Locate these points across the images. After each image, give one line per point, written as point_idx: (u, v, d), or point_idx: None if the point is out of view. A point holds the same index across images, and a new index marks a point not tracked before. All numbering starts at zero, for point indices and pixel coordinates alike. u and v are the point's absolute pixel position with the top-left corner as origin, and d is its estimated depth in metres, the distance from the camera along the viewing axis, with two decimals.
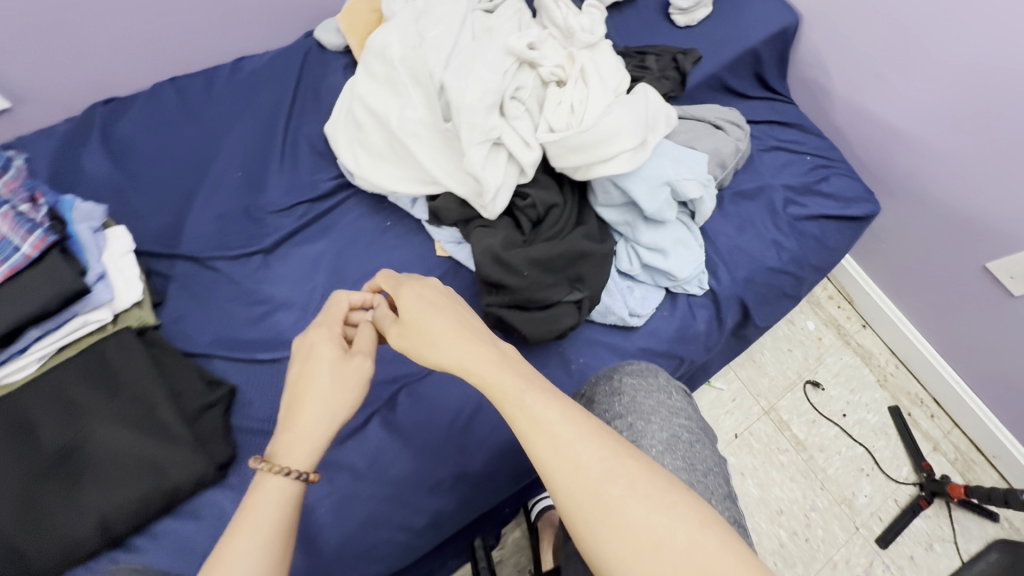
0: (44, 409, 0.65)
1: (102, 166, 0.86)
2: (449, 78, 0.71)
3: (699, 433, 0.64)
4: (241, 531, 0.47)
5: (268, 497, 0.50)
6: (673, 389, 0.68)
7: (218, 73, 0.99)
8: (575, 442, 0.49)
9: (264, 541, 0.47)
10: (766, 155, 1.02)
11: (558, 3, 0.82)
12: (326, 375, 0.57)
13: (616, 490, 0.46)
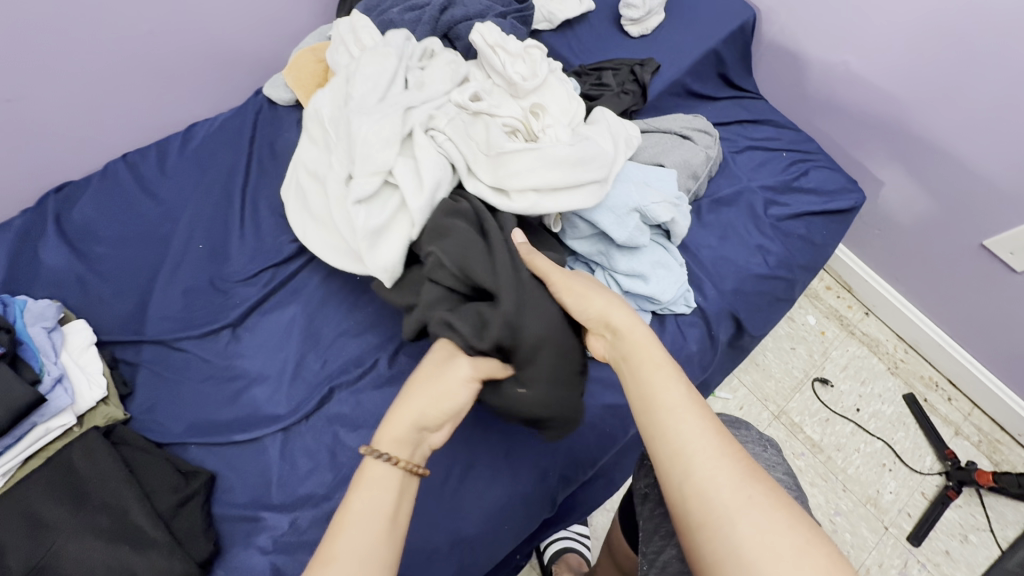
0: (10, 529, 0.62)
1: (59, 256, 0.83)
2: (356, 125, 0.70)
3: (797, 490, 0.60)
4: (346, 528, 0.44)
5: (373, 492, 0.47)
6: (767, 443, 0.66)
7: (171, 144, 0.96)
8: (701, 443, 0.45)
9: (374, 534, 0.44)
10: (740, 157, 0.98)
11: (497, 49, 0.78)
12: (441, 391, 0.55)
13: (736, 507, 0.41)
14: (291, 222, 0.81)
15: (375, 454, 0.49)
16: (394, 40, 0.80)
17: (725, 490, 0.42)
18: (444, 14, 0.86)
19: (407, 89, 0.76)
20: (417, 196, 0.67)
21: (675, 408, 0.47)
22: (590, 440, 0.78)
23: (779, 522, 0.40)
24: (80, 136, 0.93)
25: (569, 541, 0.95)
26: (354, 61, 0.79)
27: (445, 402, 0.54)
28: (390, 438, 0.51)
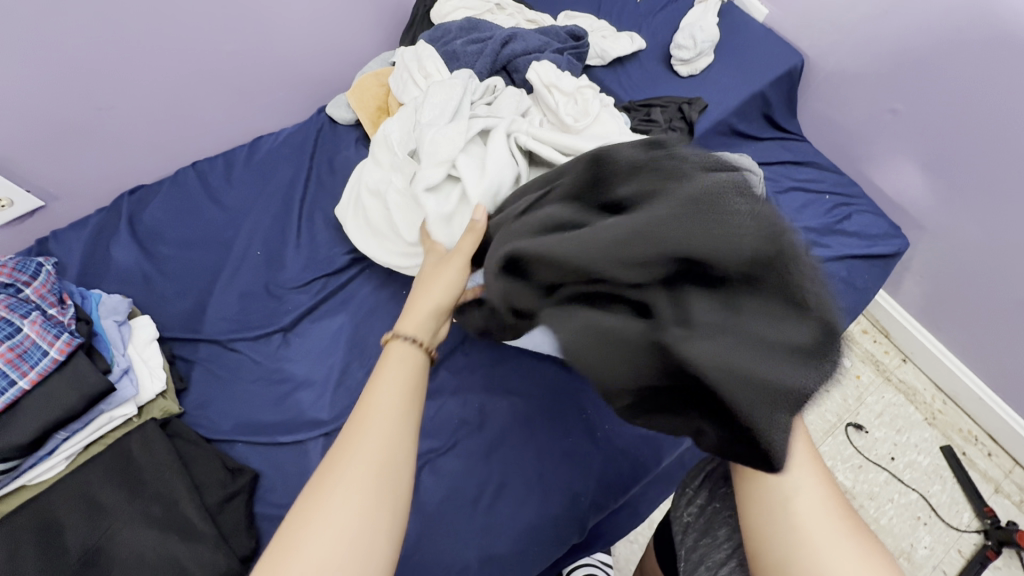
0: (71, 510, 0.65)
1: (130, 254, 0.89)
2: (424, 133, 0.75)
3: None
4: (368, 420, 0.45)
5: (401, 368, 0.50)
6: None
7: (237, 155, 1.02)
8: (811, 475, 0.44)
9: (392, 428, 0.45)
10: (783, 197, 0.99)
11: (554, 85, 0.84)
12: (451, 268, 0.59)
13: (841, 547, 0.40)
14: (348, 232, 0.86)
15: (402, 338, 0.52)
16: (460, 75, 0.84)
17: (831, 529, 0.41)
18: (505, 48, 0.90)
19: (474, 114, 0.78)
20: (477, 184, 0.67)
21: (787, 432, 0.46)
22: (623, 468, 0.79)
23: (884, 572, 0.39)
24: (156, 143, 0.99)
25: (592, 568, 0.95)
26: (426, 90, 0.84)
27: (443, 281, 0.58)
28: (409, 321, 0.54)
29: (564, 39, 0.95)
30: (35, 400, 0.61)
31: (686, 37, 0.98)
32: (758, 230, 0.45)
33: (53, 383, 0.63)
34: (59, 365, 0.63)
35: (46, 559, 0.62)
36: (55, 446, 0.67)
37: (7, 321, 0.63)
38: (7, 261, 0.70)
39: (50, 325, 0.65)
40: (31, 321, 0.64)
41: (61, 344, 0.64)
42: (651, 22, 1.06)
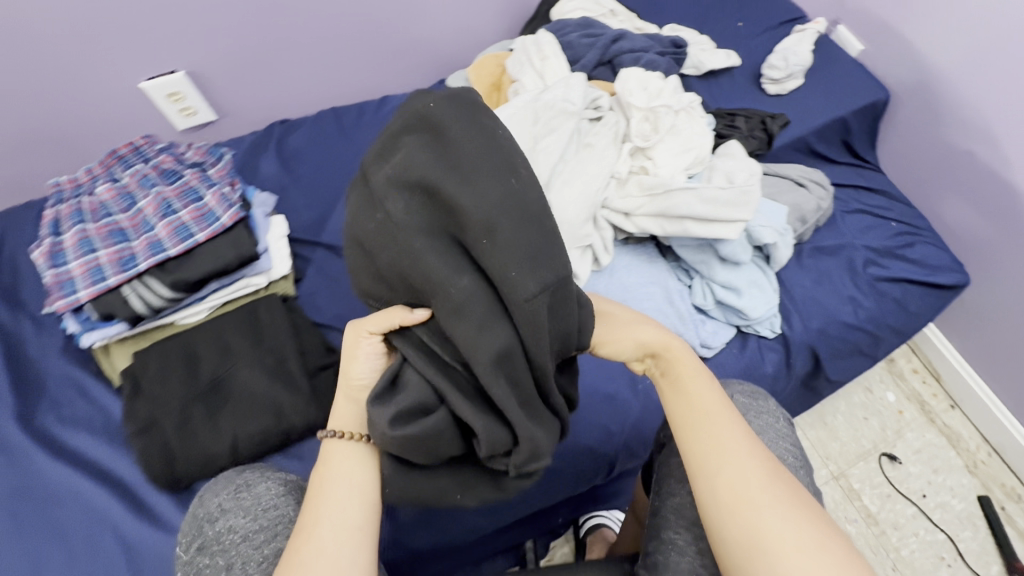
0: (207, 348, 0.81)
1: (274, 169, 1.07)
2: (555, 202, 0.85)
3: (803, 463, 0.66)
4: (327, 492, 0.54)
5: (337, 467, 0.55)
6: (780, 415, 0.70)
7: (368, 107, 1.20)
8: (731, 443, 0.54)
9: (350, 494, 0.54)
10: (849, 216, 1.05)
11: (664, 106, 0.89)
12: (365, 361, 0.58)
13: (765, 502, 0.50)
14: None
15: (327, 435, 0.56)
16: (576, 94, 0.90)
17: (757, 489, 0.50)
18: (613, 45, 1.03)
19: (586, 153, 0.88)
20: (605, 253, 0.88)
21: (716, 420, 0.56)
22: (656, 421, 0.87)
23: (793, 508, 0.49)
24: (306, 87, 1.19)
25: (602, 519, 1.03)
26: (545, 98, 0.89)
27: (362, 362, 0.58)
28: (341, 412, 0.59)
29: (667, 45, 1.07)
30: (204, 251, 0.78)
31: (779, 59, 1.07)
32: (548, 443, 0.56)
33: (220, 242, 0.79)
34: (226, 229, 0.80)
35: (186, 379, 0.78)
36: (205, 295, 0.84)
37: (195, 189, 0.81)
38: (203, 146, 0.89)
39: (225, 198, 0.81)
40: (212, 193, 0.82)
41: (229, 214, 0.80)
42: (749, 43, 1.16)
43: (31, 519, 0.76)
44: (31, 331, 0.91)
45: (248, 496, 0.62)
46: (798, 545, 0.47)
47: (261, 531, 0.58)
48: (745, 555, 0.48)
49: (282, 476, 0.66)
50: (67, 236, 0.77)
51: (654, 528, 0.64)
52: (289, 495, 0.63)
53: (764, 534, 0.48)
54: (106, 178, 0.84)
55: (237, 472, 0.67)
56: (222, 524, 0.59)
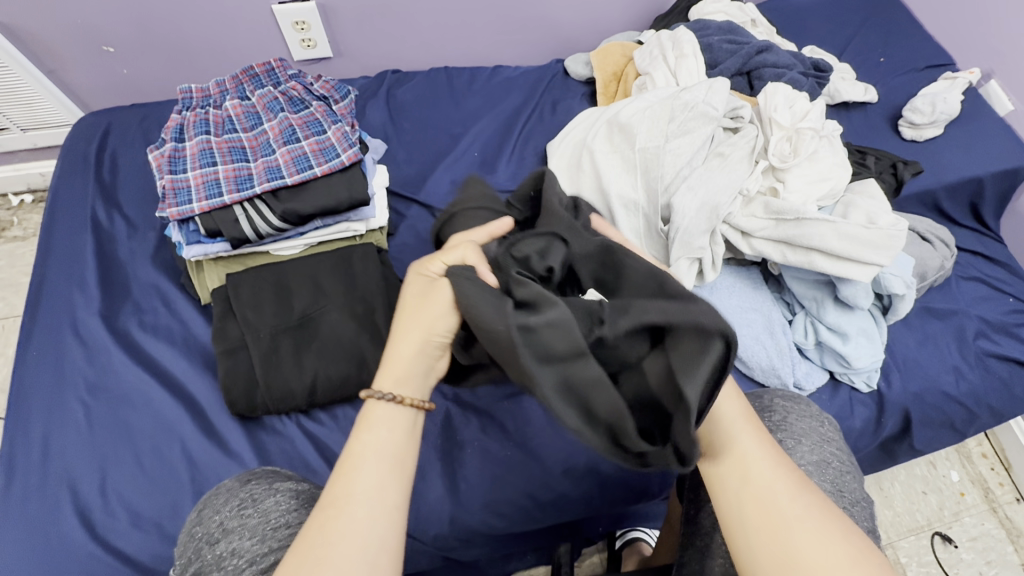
0: (300, 283, 0.79)
1: (380, 118, 1.05)
2: (676, 204, 0.81)
3: (852, 468, 0.62)
4: (353, 468, 0.50)
5: (376, 433, 0.52)
6: (825, 420, 0.66)
7: (481, 71, 1.15)
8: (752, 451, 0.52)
9: (376, 474, 0.50)
10: (965, 283, 0.97)
11: (809, 129, 0.84)
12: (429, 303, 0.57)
13: (768, 469, 0.50)
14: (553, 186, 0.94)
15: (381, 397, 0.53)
16: (718, 99, 0.86)
17: (757, 456, 0.51)
18: (757, 56, 0.99)
19: (716, 162, 0.84)
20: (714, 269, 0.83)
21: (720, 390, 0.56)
22: None
23: (793, 477, 0.50)
24: (423, 40, 1.16)
25: (640, 532, 0.97)
26: (686, 98, 0.86)
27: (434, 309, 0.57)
28: (386, 377, 0.55)
29: (809, 67, 1.02)
30: (319, 187, 0.76)
31: (925, 103, 1.01)
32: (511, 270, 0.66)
33: (335, 180, 0.77)
34: (343, 168, 0.78)
35: (277, 309, 0.77)
36: (306, 231, 0.81)
37: (320, 123, 0.81)
38: (330, 80, 0.89)
39: (346, 137, 0.80)
40: (335, 129, 0.80)
41: (349, 154, 0.79)
42: (889, 82, 1.10)
43: (104, 416, 0.76)
44: (123, 231, 0.90)
45: (254, 514, 0.52)
46: (804, 516, 0.47)
47: (271, 555, 0.49)
48: (755, 526, 0.48)
49: (294, 485, 0.57)
50: (189, 146, 0.78)
51: (689, 538, 0.61)
52: (303, 510, 0.54)
53: (769, 503, 0.49)
54: (235, 94, 0.86)
55: (243, 478, 0.57)
56: (224, 547, 0.50)
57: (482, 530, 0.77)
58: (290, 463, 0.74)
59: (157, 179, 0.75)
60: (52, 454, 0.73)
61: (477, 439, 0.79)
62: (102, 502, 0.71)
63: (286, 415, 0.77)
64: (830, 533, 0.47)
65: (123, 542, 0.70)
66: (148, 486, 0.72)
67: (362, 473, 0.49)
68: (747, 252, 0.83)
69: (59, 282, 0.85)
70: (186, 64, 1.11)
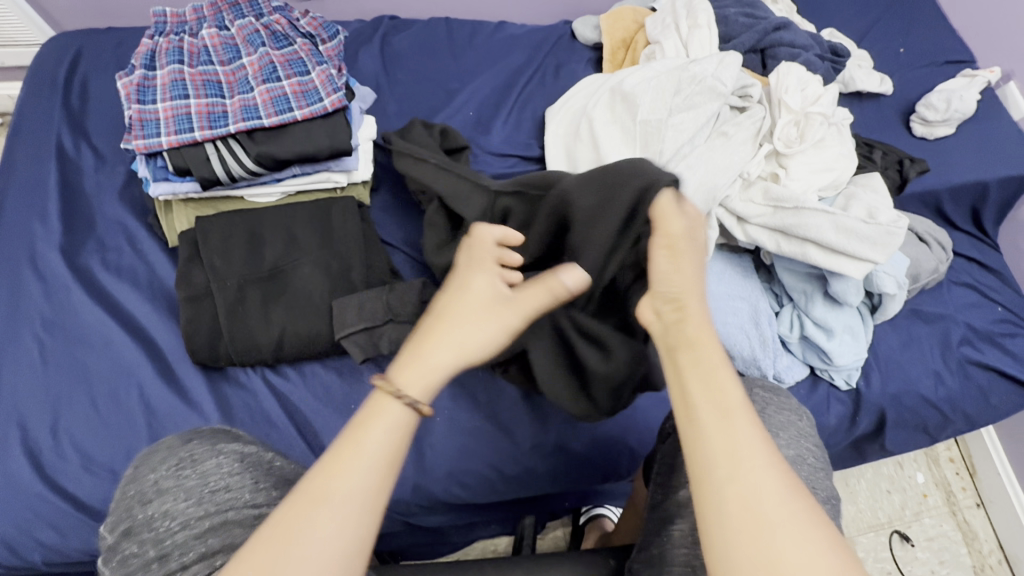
0: (273, 233, 0.75)
1: (373, 66, 0.99)
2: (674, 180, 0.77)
3: (824, 466, 0.59)
4: (354, 464, 0.42)
5: (383, 429, 0.44)
6: (803, 415, 0.64)
7: (484, 26, 1.09)
8: (749, 450, 0.43)
9: (374, 479, 0.42)
10: (956, 288, 0.96)
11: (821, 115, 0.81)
12: (477, 310, 0.51)
13: (768, 461, 0.43)
14: (548, 154, 0.90)
15: (388, 392, 0.44)
16: (729, 75, 0.81)
17: (755, 451, 0.43)
18: (774, 33, 0.94)
19: (717, 140, 0.81)
20: None
21: (721, 371, 0.48)
22: None
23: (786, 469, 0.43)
24: None
25: (604, 509, 0.97)
26: (694, 70, 0.81)
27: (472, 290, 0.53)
28: (408, 374, 0.47)
29: (826, 50, 0.98)
30: (299, 132, 0.72)
31: (940, 99, 0.98)
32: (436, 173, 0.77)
33: (316, 126, 0.73)
34: (325, 114, 0.73)
35: (248, 258, 0.73)
36: (283, 179, 0.77)
37: (304, 62, 0.76)
38: (319, 17, 0.83)
39: (331, 80, 0.75)
40: (319, 71, 0.75)
41: (333, 99, 0.74)
42: (906, 74, 1.06)
43: (59, 355, 0.73)
44: (90, 163, 0.85)
45: (192, 476, 0.48)
46: (800, 516, 0.40)
47: (207, 518, 0.45)
48: (734, 527, 0.40)
49: (241, 447, 0.52)
50: (160, 75, 0.73)
51: (652, 522, 0.58)
52: (246, 474, 0.49)
53: (758, 501, 0.41)
54: (214, 22, 0.79)
55: (186, 436, 0.52)
56: (156, 508, 0.46)
57: (443, 498, 0.76)
58: (252, 417, 0.72)
59: (123, 108, 0.71)
60: (2, 391, 0.71)
61: (446, 407, 0.76)
62: (53, 443, 0.69)
63: (251, 368, 0.74)
64: (811, 538, 0.39)
65: (73, 484, 0.68)
66: (101, 431, 0.70)
67: (354, 478, 0.41)
68: (740, 239, 0.80)
69: (18, 212, 0.80)
70: None
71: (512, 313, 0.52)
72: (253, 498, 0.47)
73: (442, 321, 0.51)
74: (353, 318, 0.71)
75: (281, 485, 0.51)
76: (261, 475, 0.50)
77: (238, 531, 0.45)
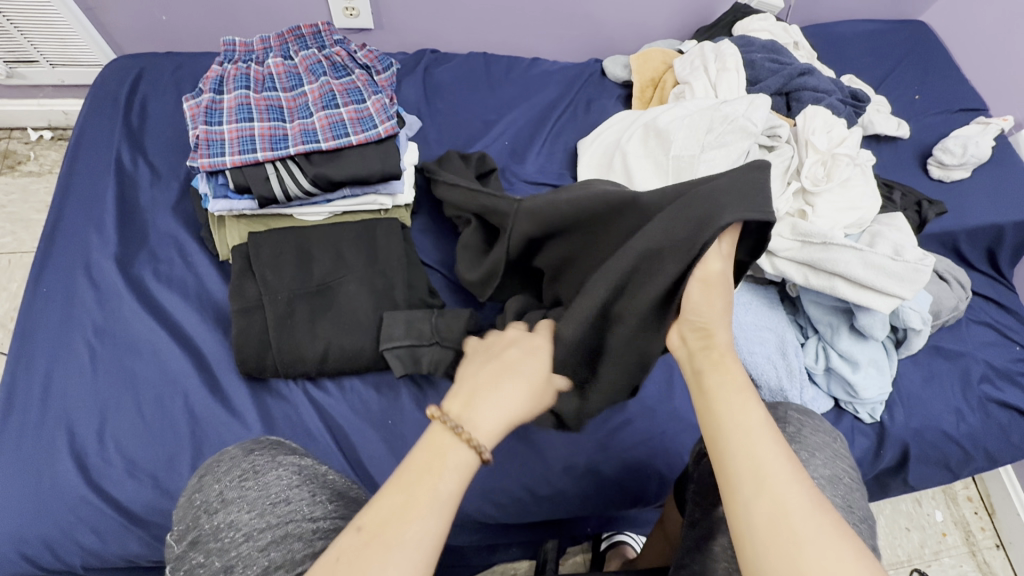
0: (321, 250, 0.79)
1: (415, 96, 1.04)
2: None
3: (859, 486, 0.61)
4: (424, 508, 0.43)
5: (452, 472, 0.45)
6: (837, 438, 0.65)
7: (519, 62, 1.15)
8: (777, 467, 0.46)
9: (441, 523, 0.43)
10: (974, 327, 0.98)
11: (846, 155, 0.84)
12: (533, 376, 0.56)
13: (791, 475, 0.45)
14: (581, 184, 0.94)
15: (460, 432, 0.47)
16: (758, 116, 0.86)
17: (784, 471, 0.45)
18: (798, 78, 0.99)
19: None
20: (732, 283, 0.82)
21: (747, 397, 0.51)
22: None
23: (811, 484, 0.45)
24: (464, 24, 1.15)
25: (626, 536, 0.97)
26: (725, 111, 0.85)
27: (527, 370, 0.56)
28: (480, 420, 0.49)
29: (848, 95, 1.03)
30: (353, 156, 0.76)
31: (957, 144, 1.02)
32: (457, 191, 0.81)
33: (370, 151, 0.77)
34: (379, 140, 0.77)
35: (298, 273, 0.76)
36: (334, 200, 0.80)
37: (361, 91, 0.81)
38: (374, 50, 0.88)
39: (385, 108, 0.79)
40: (374, 100, 0.80)
41: (386, 126, 0.78)
42: (922, 120, 1.11)
43: (109, 361, 0.75)
44: (146, 178, 0.89)
45: (253, 487, 0.52)
46: (833, 525, 0.43)
47: (269, 530, 0.49)
48: (766, 536, 0.43)
49: (296, 460, 0.57)
50: (227, 99, 0.77)
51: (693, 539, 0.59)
52: (304, 486, 0.54)
53: (789, 513, 0.43)
54: (279, 52, 0.85)
55: (245, 450, 0.58)
56: (222, 518, 0.50)
57: (475, 517, 0.77)
58: (293, 428, 0.74)
59: (191, 129, 0.75)
60: (53, 394, 0.73)
61: None
62: (99, 448, 0.71)
63: (293, 380, 0.76)
64: (841, 550, 0.41)
65: (117, 489, 0.69)
66: (146, 437, 0.72)
67: (424, 515, 0.43)
68: (769, 269, 0.83)
69: (76, 222, 0.84)
70: (225, 16, 1.09)
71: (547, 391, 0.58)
72: (311, 511, 0.51)
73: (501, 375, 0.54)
74: (401, 333, 0.73)
75: (334, 497, 0.54)
76: (316, 488, 0.54)
77: (297, 544, 0.48)
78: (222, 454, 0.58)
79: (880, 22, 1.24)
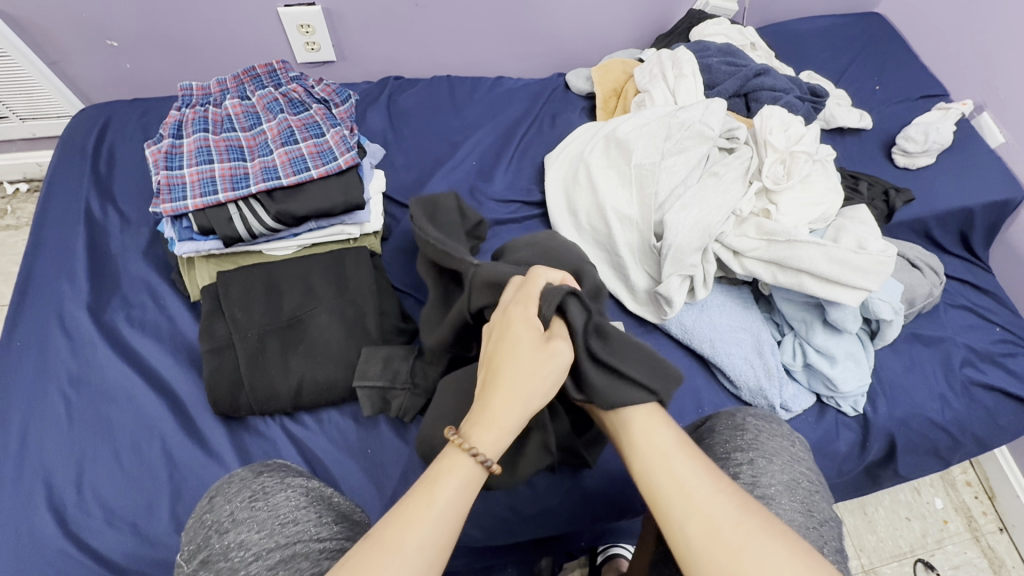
0: (291, 284, 0.79)
1: (380, 124, 1.05)
2: (670, 219, 0.81)
3: (820, 488, 0.61)
4: (426, 513, 0.47)
5: (453, 477, 0.50)
6: (796, 440, 0.66)
7: (483, 82, 1.16)
8: (696, 482, 0.50)
9: (439, 531, 0.47)
10: (952, 310, 0.98)
11: (803, 153, 0.86)
12: (528, 355, 0.55)
13: (711, 486, 0.49)
14: (549, 197, 0.95)
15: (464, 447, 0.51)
16: (715, 119, 0.87)
17: (702, 486, 0.49)
18: (755, 78, 1.00)
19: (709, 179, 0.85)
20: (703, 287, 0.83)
21: (655, 422, 0.58)
22: None
23: (733, 489, 0.49)
24: (426, 50, 1.17)
25: (621, 548, 0.96)
26: (682, 117, 0.87)
27: (527, 372, 0.55)
28: (481, 433, 0.52)
29: (806, 92, 1.04)
30: (316, 188, 0.77)
31: (918, 132, 1.03)
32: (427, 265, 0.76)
33: (332, 182, 0.78)
34: (340, 171, 0.78)
35: (268, 309, 0.77)
36: (301, 233, 0.81)
37: (320, 125, 0.82)
38: (332, 84, 0.90)
39: (344, 140, 0.80)
40: (333, 132, 0.81)
41: (347, 157, 0.79)
42: (884, 110, 1.12)
43: (85, 411, 0.75)
44: (116, 225, 0.90)
45: (264, 508, 0.54)
46: (757, 526, 0.46)
47: (278, 549, 0.51)
48: (705, 550, 0.46)
49: (304, 483, 0.60)
50: (186, 143, 0.78)
51: None
52: (311, 508, 0.56)
53: (717, 524, 0.47)
54: (237, 93, 0.86)
55: (255, 471, 0.60)
56: (232, 538, 0.52)
57: (462, 540, 0.77)
58: None
59: (152, 175, 0.76)
60: (28, 446, 0.73)
61: None
62: (77, 498, 0.70)
63: (270, 417, 0.76)
64: (773, 544, 0.44)
65: (96, 539, 0.69)
66: (124, 484, 0.71)
67: (418, 529, 0.46)
68: (739, 269, 0.83)
69: (48, 272, 0.85)
70: (187, 59, 1.10)
71: (561, 347, 0.56)
72: (318, 532, 0.53)
73: (499, 384, 0.54)
74: (376, 371, 0.73)
75: (339, 520, 0.57)
76: (323, 510, 0.57)
77: (304, 563, 0.50)
78: (220, 481, 0.60)
79: (836, 17, 1.26)
